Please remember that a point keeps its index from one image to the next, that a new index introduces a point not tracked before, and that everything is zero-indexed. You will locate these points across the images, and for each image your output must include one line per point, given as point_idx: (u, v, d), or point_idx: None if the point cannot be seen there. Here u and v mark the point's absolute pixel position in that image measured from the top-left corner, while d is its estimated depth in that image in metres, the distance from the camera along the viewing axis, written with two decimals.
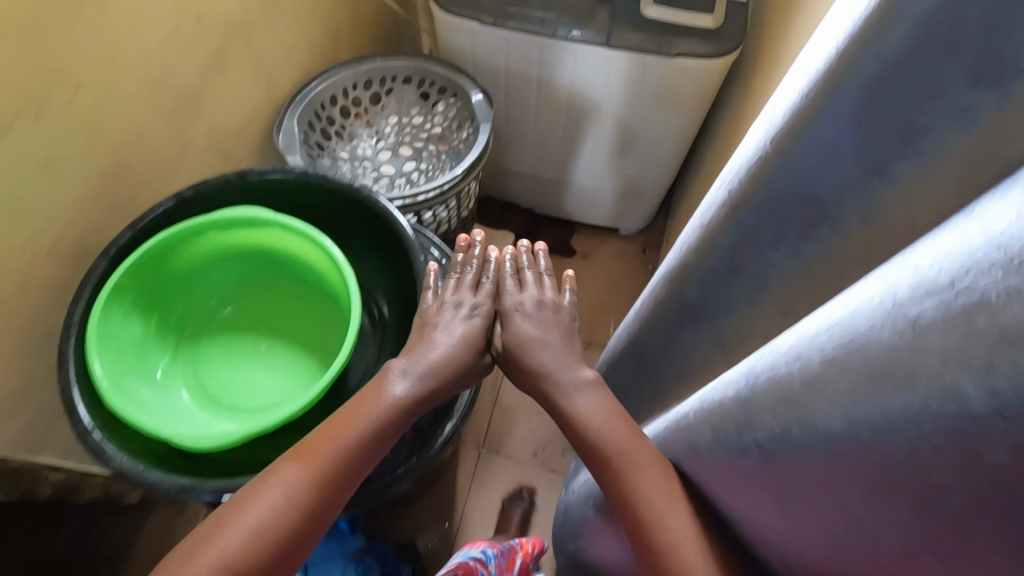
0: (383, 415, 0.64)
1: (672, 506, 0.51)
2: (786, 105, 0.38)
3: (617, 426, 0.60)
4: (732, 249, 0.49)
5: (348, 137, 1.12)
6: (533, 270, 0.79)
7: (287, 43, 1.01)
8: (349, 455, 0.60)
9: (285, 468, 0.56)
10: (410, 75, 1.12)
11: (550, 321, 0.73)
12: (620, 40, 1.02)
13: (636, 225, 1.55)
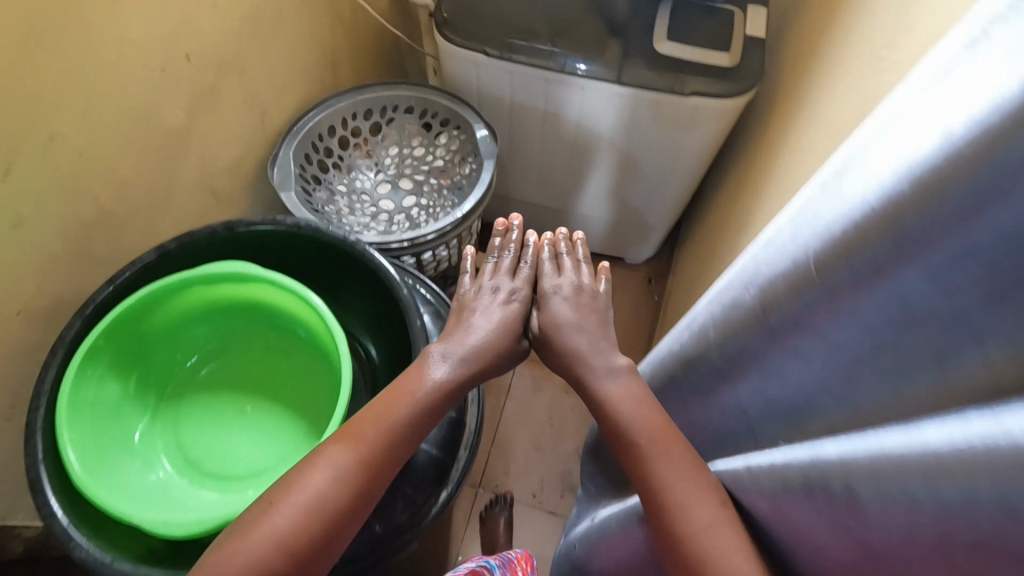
0: (430, 394, 0.64)
1: (699, 492, 0.49)
2: (830, 221, 0.34)
3: (647, 412, 0.59)
4: (759, 347, 0.45)
5: (346, 170, 1.07)
6: (570, 257, 0.80)
7: (283, 74, 0.97)
8: (397, 436, 0.60)
9: (335, 451, 0.57)
10: (413, 105, 1.08)
11: (587, 306, 0.74)
12: (631, 77, 0.97)
13: (643, 255, 1.50)
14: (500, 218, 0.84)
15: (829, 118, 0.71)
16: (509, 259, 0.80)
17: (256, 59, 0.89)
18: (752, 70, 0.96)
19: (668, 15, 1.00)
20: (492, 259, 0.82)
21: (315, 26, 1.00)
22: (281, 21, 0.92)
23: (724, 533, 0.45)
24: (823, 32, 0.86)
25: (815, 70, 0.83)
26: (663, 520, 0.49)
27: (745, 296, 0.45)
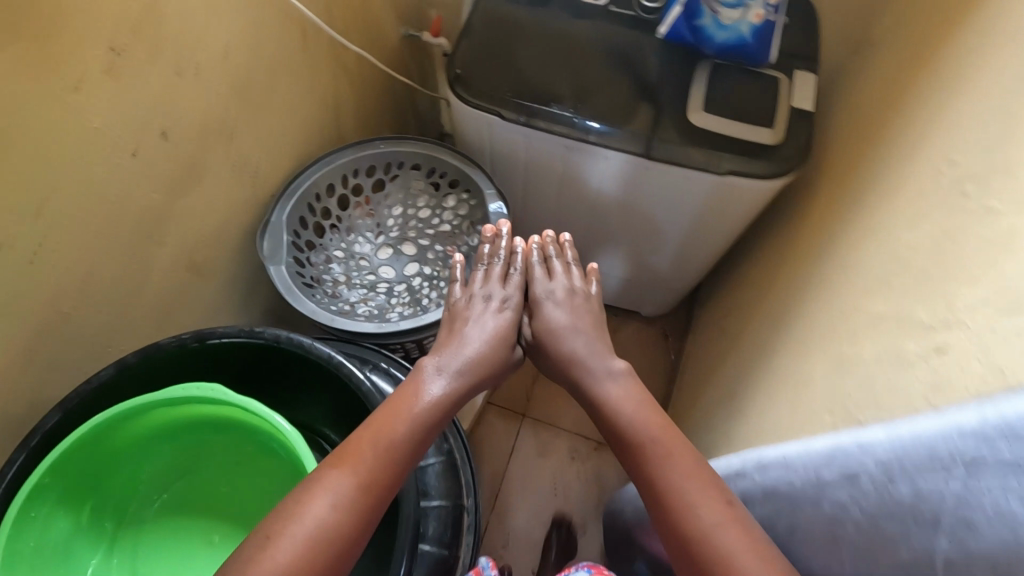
0: (433, 404, 0.67)
1: (707, 494, 0.57)
2: (934, 510, 0.36)
3: (649, 415, 0.68)
4: (821, 532, 0.47)
5: (344, 232, 0.98)
6: (560, 261, 0.87)
7: (279, 133, 0.89)
8: (398, 456, 0.60)
9: (333, 479, 0.56)
10: (419, 162, 1.00)
11: (581, 308, 0.82)
12: (661, 150, 0.87)
13: (659, 310, 1.41)
14: (490, 226, 0.89)
15: (898, 240, 0.61)
16: (500, 266, 0.85)
17: (245, 122, 0.80)
18: (799, 148, 0.86)
19: (705, 80, 0.90)
20: (482, 268, 0.86)
21: (312, 78, 0.92)
22: (275, 79, 0.83)
23: (730, 525, 0.54)
24: (891, 118, 0.76)
25: (880, 165, 0.73)
26: (674, 516, 0.57)
27: (823, 509, 0.46)
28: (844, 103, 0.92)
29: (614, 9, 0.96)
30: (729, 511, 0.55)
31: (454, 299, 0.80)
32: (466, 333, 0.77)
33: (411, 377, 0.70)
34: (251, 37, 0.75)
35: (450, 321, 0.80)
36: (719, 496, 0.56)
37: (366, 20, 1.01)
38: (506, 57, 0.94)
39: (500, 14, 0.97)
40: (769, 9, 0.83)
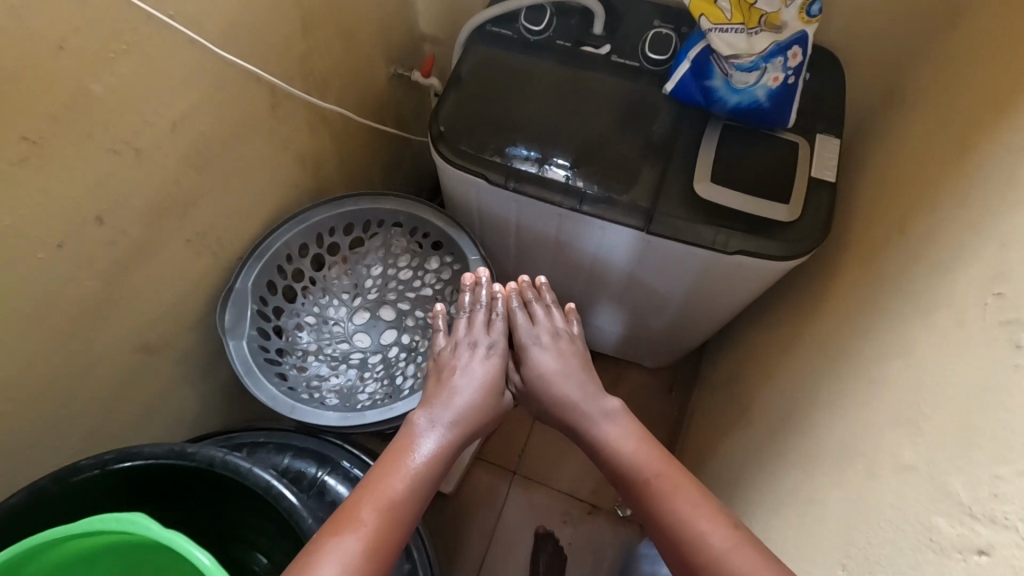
0: (430, 457, 0.65)
1: (714, 522, 0.59)
2: None
3: (649, 455, 0.68)
4: None
5: (318, 294, 0.91)
6: (540, 305, 0.85)
7: (246, 194, 0.82)
8: (400, 508, 0.58)
9: (337, 544, 0.52)
10: (401, 221, 0.93)
11: (568, 350, 0.81)
12: (661, 226, 0.79)
13: (662, 360, 1.30)
14: (469, 273, 0.85)
15: (923, 370, 0.53)
16: (483, 313, 0.82)
17: (202, 188, 0.73)
18: (818, 227, 0.77)
19: (714, 145, 0.80)
20: (464, 315, 0.83)
21: (284, 131, 0.85)
22: (239, 139, 0.76)
23: (743, 550, 0.55)
24: (920, 206, 0.67)
25: (905, 260, 0.65)
26: (686, 542, 0.59)
27: None
28: (868, 170, 0.83)
29: (616, 58, 0.87)
30: (738, 536, 0.57)
31: (440, 349, 0.78)
32: (456, 386, 0.74)
33: (405, 433, 0.68)
34: (206, 102, 0.68)
35: (435, 372, 0.78)
36: (727, 522, 0.58)
37: (347, 63, 0.93)
38: (496, 112, 0.86)
39: (492, 61, 0.89)
40: (787, 73, 0.74)
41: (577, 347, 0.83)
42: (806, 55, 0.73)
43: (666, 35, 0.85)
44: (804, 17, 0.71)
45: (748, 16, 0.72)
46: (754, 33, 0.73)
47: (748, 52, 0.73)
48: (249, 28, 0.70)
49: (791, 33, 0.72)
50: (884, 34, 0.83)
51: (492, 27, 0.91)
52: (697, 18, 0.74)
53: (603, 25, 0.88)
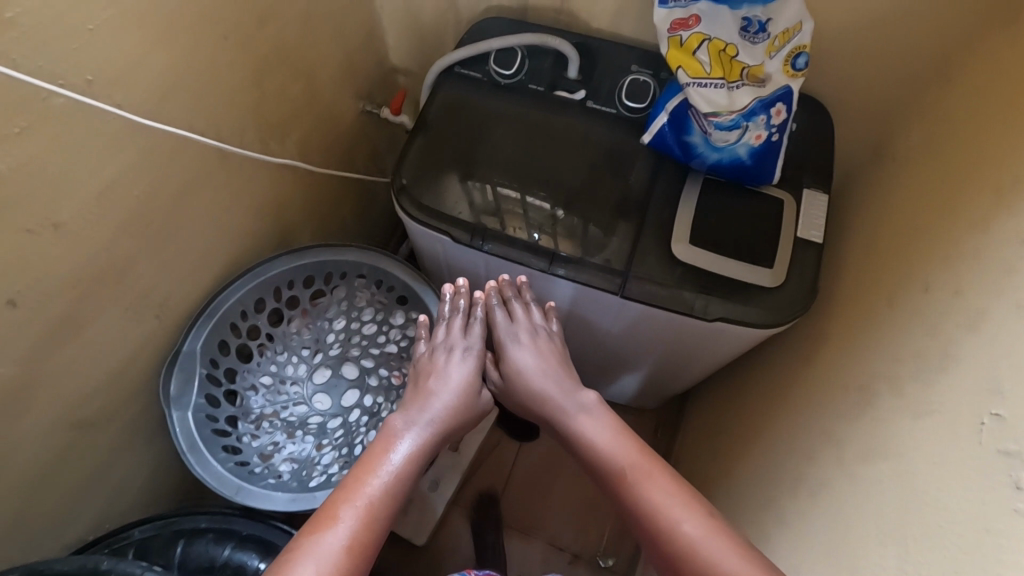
0: (406, 453, 0.65)
1: (688, 509, 0.56)
2: None
3: (625, 445, 0.66)
4: None
5: (276, 351, 0.86)
6: (520, 303, 0.81)
7: (194, 252, 0.77)
8: (378, 499, 0.59)
9: (324, 539, 0.53)
10: (364, 273, 0.88)
11: (546, 348, 0.79)
12: (636, 292, 0.74)
13: (632, 398, 1.19)
14: (448, 285, 0.82)
15: (914, 485, 0.48)
16: (461, 318, 0.81)
17: (141, 253, 0.68)
18: (804, 294, 0.72)
19: (693, 204, 0.75)
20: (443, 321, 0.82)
21: (236, 183, 0.79)
22: (183, 197, 0.71)
23: (719, 539, 0.53)
24: (910, 280, 0.62)
25: (896, 341, 0.60)
26: (661, 531, 0.56)
27: None
28: (855, 229, 0.78)
29: (591, 106, 0.82)
30: (711, 524, 0.55)
31: (417, 355, 0.78)
32: (434, 389, 0.74)
33: (381, 436, 0.67)
34: (140, 164, 0.63)
35: (416, 372, 0.78)
36: (701, 510, 0.56)
37: (307, 105, 0.88)
38: (463, 163, 0.80)
39: (461, 108, 0.83)
40: (771, 130, 0.68)
41: (552, 339, 0.81)
42: (791, 113, 0.69)
43: (644, 81, 0.80)
44: (788, 72, 0.67)
45: (727, 70, 0.68)
46: (734, 88, 0.68)
47: (728, 108, 0.67)
48: (185, 82, 0.65)
49: (773, 89, 0.68)
50: (874, 81, 0.78)
51: (462, 69, 0.85)
52: (674, 69, 0.69)
53: (579, 68, 0.82)
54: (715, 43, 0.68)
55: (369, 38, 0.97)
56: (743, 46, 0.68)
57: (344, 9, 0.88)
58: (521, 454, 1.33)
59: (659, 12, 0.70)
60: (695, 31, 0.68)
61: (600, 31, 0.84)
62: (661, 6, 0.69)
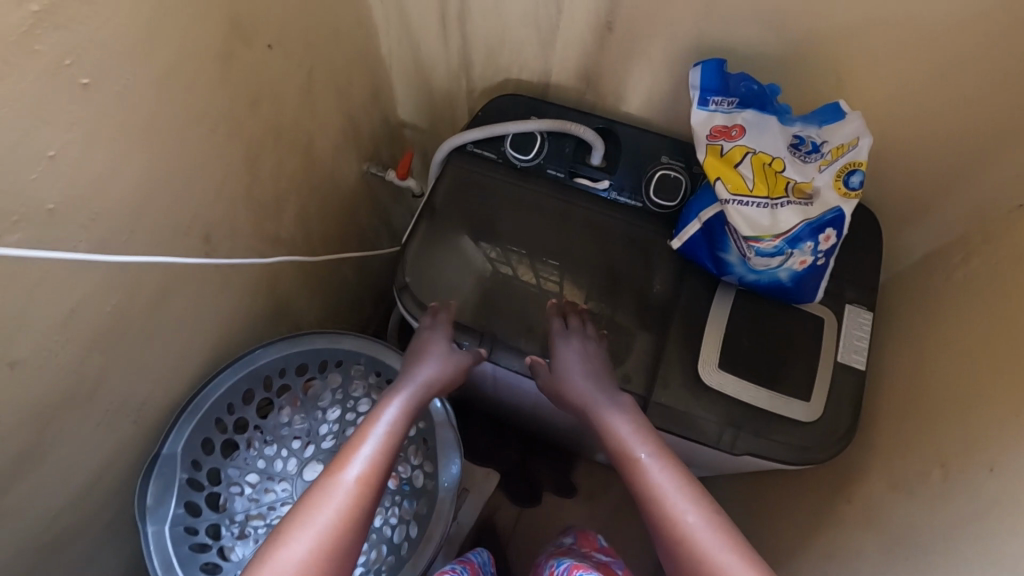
0: (397, 415, 0.62)
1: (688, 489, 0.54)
2: None
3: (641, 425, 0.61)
4: None
5: (264, 443, 0.80)
6: (576, 317, 0.69)
7: (178, 350, 0.71)
8: (378, 455, 0.56)
9: (334, 484, 0.53)
10: (362, 362, 0.82)
11: (595, 354, 0.67)
12: (657, 419, 0.67)
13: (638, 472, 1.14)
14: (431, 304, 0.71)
15: None
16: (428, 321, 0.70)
17: (113, 366, 0.62)
18: (845, 429, 0.66)
19: (724, 319, 0.69)
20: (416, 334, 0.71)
21: (225, 273, 0.72)
22: (165, 300, 0.65)
23: (730, 543, 0.48)
24: (970, 451, 0.55)
25: (955, 524, 0.53)
26: (670, 529, 0.51)
27: None
28: (894, 353, 0.72)
29: (616, 198, 0.74)
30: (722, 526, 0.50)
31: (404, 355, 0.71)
32: (431, 348, 0.68)
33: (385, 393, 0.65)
34: (111, 279, 0.56)
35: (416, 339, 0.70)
36: (711, 512, 0.51)
37: (305, 180, 0.81)
38: (475, 258, 0.73)
39: (472, 191, 0.76)
40: (817, 256, 0.61)
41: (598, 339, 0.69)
42: (841, 237, 0.61)
43: (676, 177, 0.72)
44: (841, 191, 0.60)
45: (771, 186, 0.61)
46: (778, 206, 0.61)
47: (772, 232, 0.60)
48: (166, 187, 0.58)
49: (823, 210, 0.60)
50: (935, 195, 0.70)
51: (474, 147, 0.78)
52: (712, 180, 0.62)
53: (603, 156, 0.75)
54: (759, 155, 0.61)
55: (377, 102, 0.89)
56: (790, 160, 0.61)
57: (350, 77, 0.79)
58: (523, 517, 1.28)
59: (698, 114, 0.62)
60: (739, 143, 0.62)
61: (630, 116, 0.76)
62: (700, 108, 0.61)
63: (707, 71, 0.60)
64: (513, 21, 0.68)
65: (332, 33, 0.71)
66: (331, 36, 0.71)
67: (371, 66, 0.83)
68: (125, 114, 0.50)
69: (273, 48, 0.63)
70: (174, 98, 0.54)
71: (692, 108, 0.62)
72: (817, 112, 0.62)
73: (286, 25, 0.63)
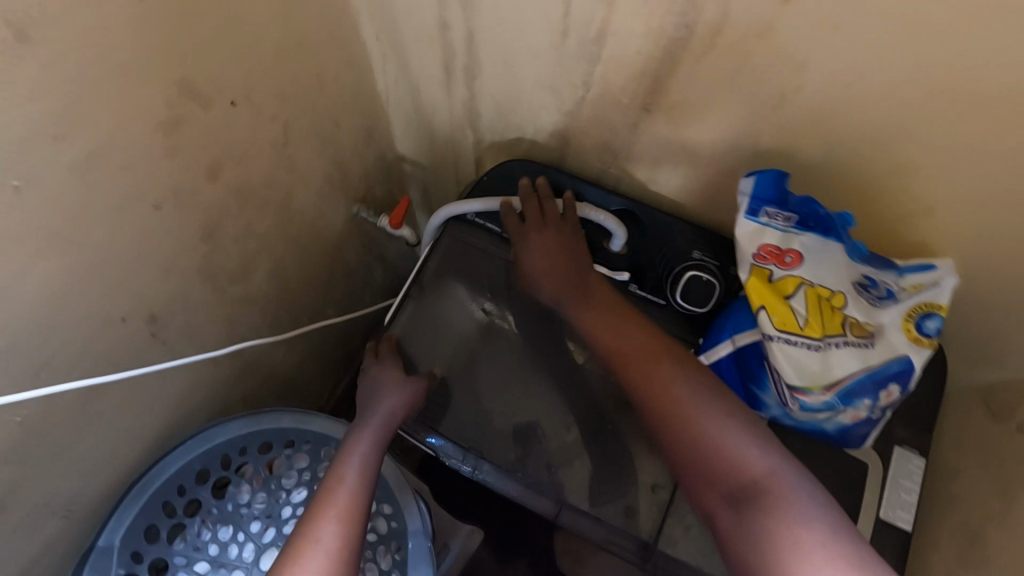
0: (365, 447, 0.60)
1: (708, 406, 0.50)
2: None
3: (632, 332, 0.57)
4: None
5: (217, 526, 0.71)
6: (532, 204, 0.64)
7: (121, 432, 0.62)
8: (356, 487, 0.57)
9: (316, 529, 0.53)
10: (333, 444, 0.73)
11: (553, 239, 0.62)
12: (660, 567, 0.58)
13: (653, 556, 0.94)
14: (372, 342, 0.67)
15: None
16: (371, 355, 0.66)
17: (31, 473, 0.53)
18: None
19: None
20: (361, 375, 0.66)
21: (179, 352, 0.62)
22: (99, 391, 0.55)
23: (750, 441, 0.48)
24: None
25: None
26: (702, 455, 0.49)
27: None
28: (950, 510, 0.61)
29: (628, 287, 0.63)
30: (732, 419, 0.49)
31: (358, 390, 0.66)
32: (386, 380, 0.63)
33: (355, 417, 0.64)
34: (25, 392, 0.47)
35: (364, 392, 0.64)
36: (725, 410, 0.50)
37: (280, 236, 0.69)
38: (461, 336, 0.66)
39: (467, 271, 0.68)
40: (875, 412, 0.50)
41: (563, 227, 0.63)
42: (906, 392, 0.50)
43: (706, 280, 0.60)
44: (912, 335, 0.49)
45: (826, 323, 0.50)
46: (832, 347, 0.50)
47: (822, 382, 0.50)
48: (96, 281, 0.48)
49: (887, 359, 0.49)
50: (1021, 350, 0.56)
51: (476, 218, 0.68)
52: (755, 307, 0.51)
53: (625, 243, 0.63)
54: (813, 285, 0.51)
55: (372, 142, 0.77)
56: (853, 295, 0.51)
57: (339, 123, 0.68)
58: None
59: (745, 225, 0.51)
60: (793, 271, 0.51)
61: (661, 197, 0.64)
62: (748, 218, 0.50)
63: (763, 178, 0.49)
64: (531, 87, 0.56)
65: (314, 78, 0.59)
66: (312, 81, 0.59)
67: (365, 106, 0.71)
68: (31, 215, 0.40)
69: (237, 104, 0.52)
70: (99, 185, 0.43)
71: (739, 217, 0.51)
72: (877, 256, 0.52)
73: (254, 80, 0.52)
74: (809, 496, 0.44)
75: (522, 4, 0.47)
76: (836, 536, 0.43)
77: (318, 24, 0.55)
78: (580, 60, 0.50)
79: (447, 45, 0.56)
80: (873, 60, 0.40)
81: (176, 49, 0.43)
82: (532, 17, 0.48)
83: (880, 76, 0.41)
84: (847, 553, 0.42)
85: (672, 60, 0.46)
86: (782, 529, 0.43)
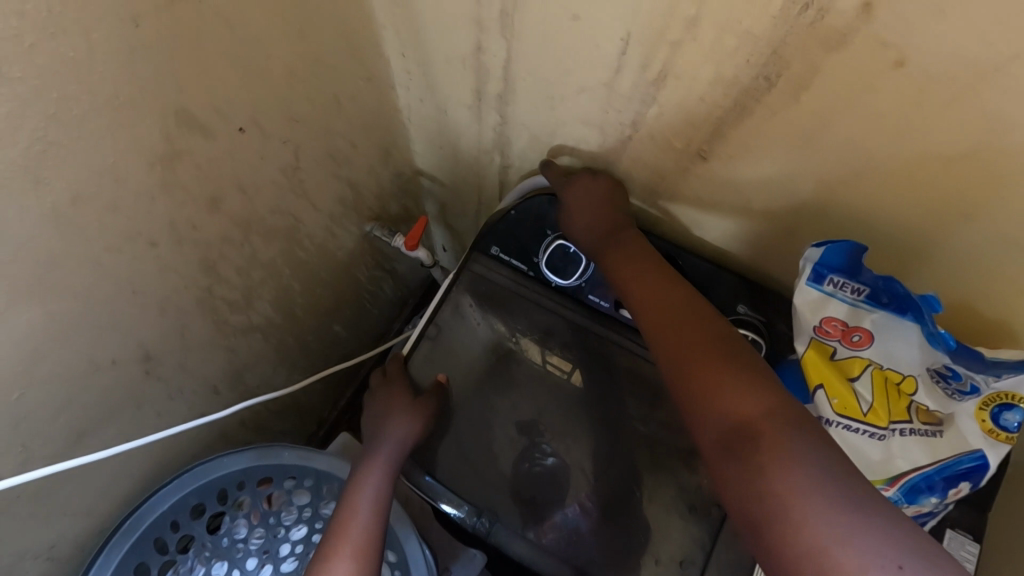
0: (375, 472, 0.57)
1: (713, 346, 0.42)
2: None
3: (651, 281, 0.50)
4: None
5: (212, 564, 0.68)
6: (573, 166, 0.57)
7: (113, 468, 0.58)
8: (368, 518, 0.55)
9: (330, 568, 0.51)
10: (336, 485, 0.68)
11: (590, 196, 0.55)
12: None
13: None
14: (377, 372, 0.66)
15: None
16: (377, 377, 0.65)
17: (10, 522, 0.48)
18: None
19: None
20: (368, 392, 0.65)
21: (175, 387, 0.57)
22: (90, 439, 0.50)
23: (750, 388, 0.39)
24: None
25: None
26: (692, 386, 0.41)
27: None
28: None
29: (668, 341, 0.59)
30: (708, 348, 0.42)
31: (366, 406, 0.64)
32: (394, 405, 0.60)
33: (368, 438, 0.61)
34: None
35: (372, 423, 0.62)
36: (701, 346, 0.43)
37: (287, 261, 0.64)
38: (472, 375, 0.62)
39: (486, 310, 0.63)
40: (938, 507, 0.45)
41: (589, 195, 0.55)
42: (976, 489, 0.44)
43: (751, 339, 0.55)
44: (987, 427, 0.42)
45: (890, 407, 0.45)
46: (891, 433, 0.45)
47: (880, 472, 0.45)
48: (83, 326, 0.43)
49: (956, 453, 0.43)
50: None
51: (499, 253, 0.62)
52: (812, 385, 0.46)
53: None
54: (882, 368, 0.45)
55: (389, 161, 0.71)
56: (924, 380, 0.45)
57: (355, 143, 0.62)
58: None
59: (807, 292, 0.46)
60: (863, 353, 0.46)
61: (703, 242, 0.59)
62: (811, 285, 0.46)
63: (835, 249, 0.44)
64: (571, 119, 0.51)
65: (328, 99, 0.54)
66: (328, 101, 0.54)
67: (384, 124, 0.65)
68: (8, 267, 0.35)
69: (246, 130, 0.47)
70: (87, 225, 0.38)
71: (800, 283, 0.46)
72: (967, 347, 0.43)
73: (263, 104, 0.47)
74: (795, 425, 0.37)
75: (572, 36, 0.41)
76: (832, 469, 0.34)
77: (338, 43, 0.50)
78: (631, 99, 0.44)
79: (480, 69, 0.51)
80: (998, 143, 0.33)
81: (178, 76, 0.38)
82: (581, 49, 0.42)
83: (1002, 164, 0.34)
84: (843, 482, 0.34)
85: (740, 110, 0.40)
86: (767, 467, 0.36)
